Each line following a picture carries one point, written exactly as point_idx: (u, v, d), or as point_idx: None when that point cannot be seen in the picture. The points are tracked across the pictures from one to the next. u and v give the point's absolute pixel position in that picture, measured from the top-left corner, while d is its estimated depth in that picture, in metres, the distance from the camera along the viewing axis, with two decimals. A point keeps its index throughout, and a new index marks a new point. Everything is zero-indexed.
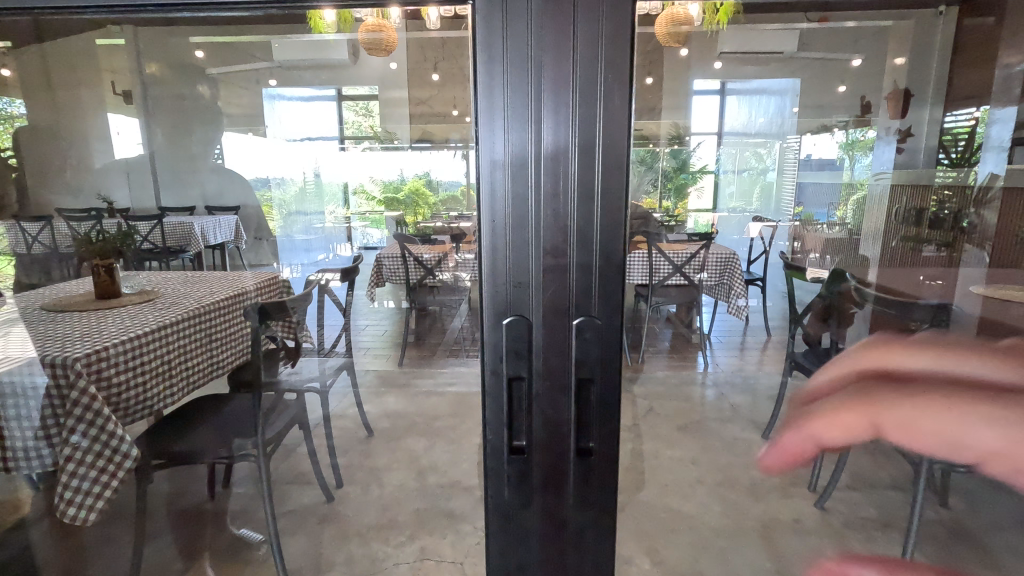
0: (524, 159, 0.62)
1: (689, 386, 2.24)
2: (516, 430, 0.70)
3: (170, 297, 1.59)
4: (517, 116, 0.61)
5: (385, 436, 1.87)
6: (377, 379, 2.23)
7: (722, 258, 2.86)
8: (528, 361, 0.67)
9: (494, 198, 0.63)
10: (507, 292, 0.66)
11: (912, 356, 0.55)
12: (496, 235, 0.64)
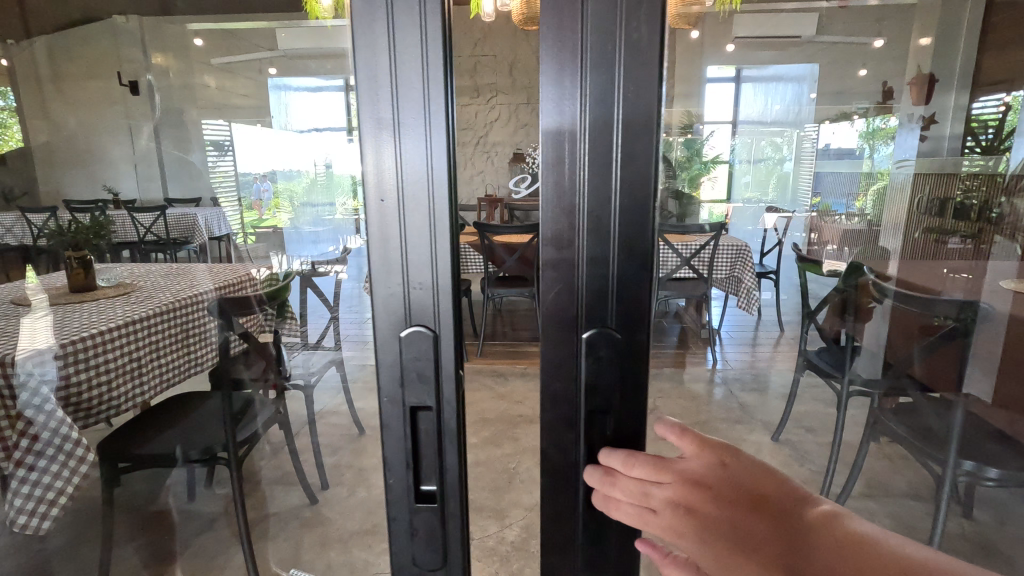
0: (424, 145, 0.50)
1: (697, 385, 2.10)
2: (424, 472, 0.60)
3: (148, 290, 1.53)
4: (410, 85, 0.49)
5: None
6: None
7: (733, 249, 2.79)
8: (435, 386, 0.56)
9: (386, 182, 0.51)
10: (402, 294, 0.54)
11: (695, 508, 0.48)
12: (407, 228, 0.52)
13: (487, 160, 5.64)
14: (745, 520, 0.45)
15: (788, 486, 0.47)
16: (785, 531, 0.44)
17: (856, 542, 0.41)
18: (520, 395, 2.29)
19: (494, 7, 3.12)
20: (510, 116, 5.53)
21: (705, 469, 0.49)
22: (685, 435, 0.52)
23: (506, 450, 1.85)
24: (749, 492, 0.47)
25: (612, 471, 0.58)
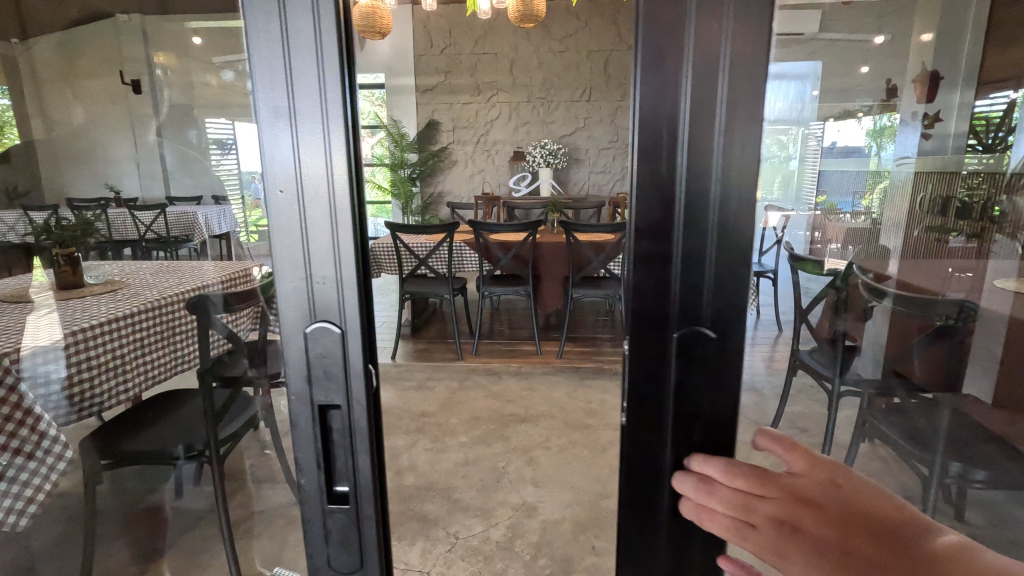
0: (325, 148, 0.54)
1: None
2: (337, 472, 0.63)
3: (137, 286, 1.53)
4: (308, 90, 0.53)
5: None
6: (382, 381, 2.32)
7: None
8: (346, 379, 0.59)
9: (290, 181, 0.55)
10: (307, 288, 0.57)
11: (807, 531, 0.51)
12: (309, 225, 0.56)
13: (487, 160, 5.60)
14: (853, 542, 0.48)
15: (903, 514, 0.49)
16: (901, 556, 0.46)
17: (983, 569, 0.42)
18: (513, 394, 2.27)
19: (490, 6, 3.10)
20: (511, 114, 5.48)
21: (811, 486, 0.53)
22: (790, 455, 0.56)
23: (497, 449, 1.83)
24: (853, 510, 0.50)
25: (708, 478, 0.59)
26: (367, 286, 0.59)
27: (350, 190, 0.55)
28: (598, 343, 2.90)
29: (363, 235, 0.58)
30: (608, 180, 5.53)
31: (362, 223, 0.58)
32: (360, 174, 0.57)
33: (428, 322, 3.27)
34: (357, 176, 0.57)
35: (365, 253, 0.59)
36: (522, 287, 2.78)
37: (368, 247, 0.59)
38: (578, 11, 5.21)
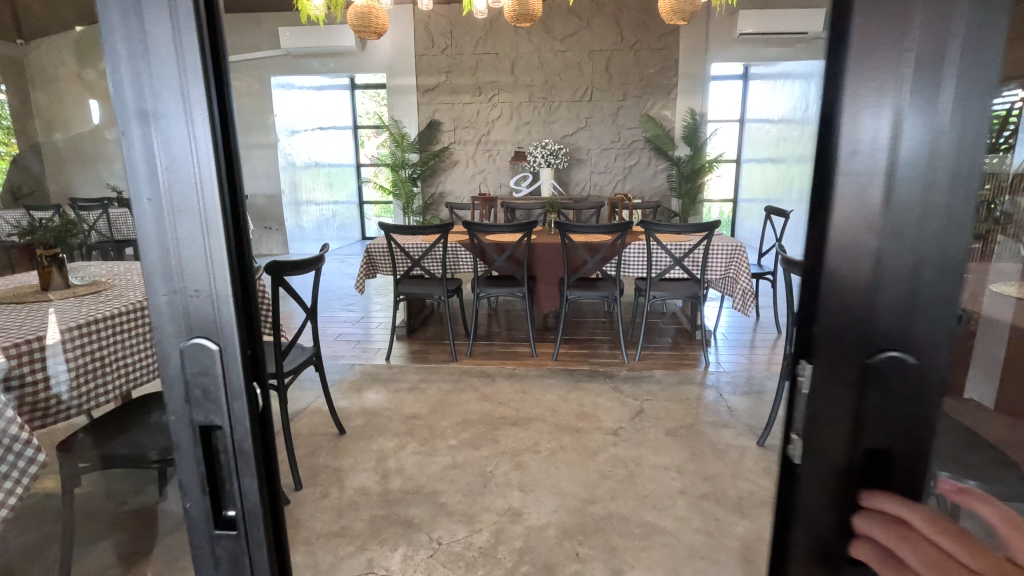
0: (188, 135, 0.44)
1: (688, 404, 2.17)
2: (226, 495, 0.51)
3: None
4: (168, 69, 0.43)
5: (357, 436, 1.93)
6: (380, 386, 2.37)
7: (729, 249, 2.69)
8: (225, 406, 0.48)
9: (150, 183, 0.45)
10: (175, 303, 0.47)
11: None
12: (179, 227, 0.45)
13: (489, 159, 5.58)
14: None
15: None
16: None
17: None
18: (506, 396, 2.25)
19: (485, 6, 3.08)
20: (512, 115, 5.46)
21: None
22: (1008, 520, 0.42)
23: (485, 452, 1.81)
24: None
25: (902, 522, 0.43)
26: (248, 301, 0.49)
27: (222, 191, 0.46)
28: (595, 344, 2.87)
29: (242, 245, 0.48)
30: (611, 180, 5.50)
31: (241, 231, 0.48)
32: (234, 176, 0.48)
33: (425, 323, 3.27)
34: (230, 178, 0.47)
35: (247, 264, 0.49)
36: (517, 289, 2.75)
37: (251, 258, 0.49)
38: (579, 10, 5.18)
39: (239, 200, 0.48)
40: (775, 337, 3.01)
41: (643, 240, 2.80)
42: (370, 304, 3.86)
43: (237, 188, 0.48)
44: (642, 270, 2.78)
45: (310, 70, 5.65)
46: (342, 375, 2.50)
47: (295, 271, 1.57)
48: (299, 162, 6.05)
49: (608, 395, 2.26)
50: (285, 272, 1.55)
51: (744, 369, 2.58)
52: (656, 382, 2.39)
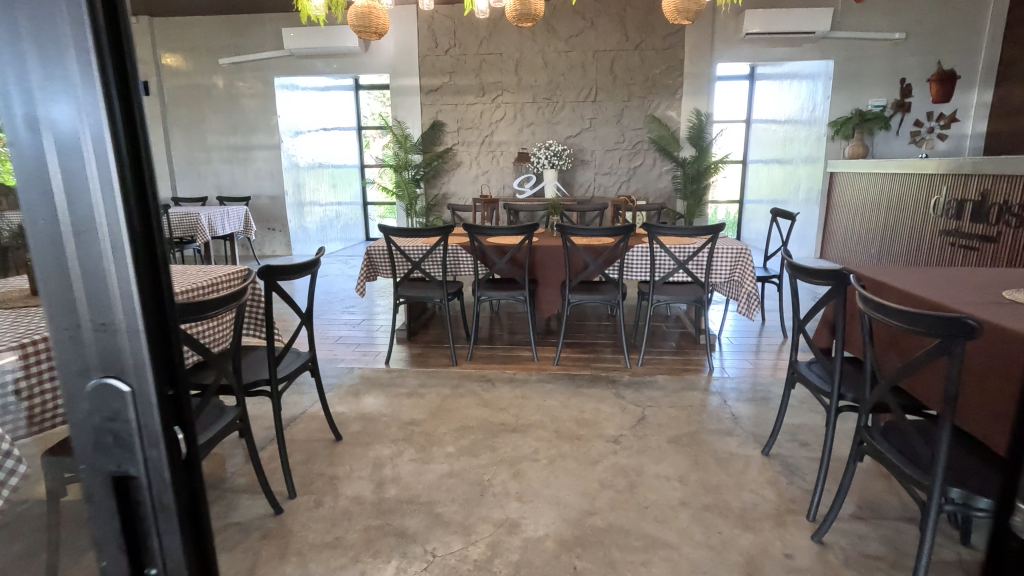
0: (76, 114, 0.32)
1: (692, 411, 2.13)
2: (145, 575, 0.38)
3: None
4: (44, 23, 0.31)
5: (354, 443, 1.90)
6: (378, 391, 2.33)
7: (734, 253, 2.64)
8: (140, 461, 0.36)
9: (29, 177, 0.32)
10: (67, 343, 0.34)
11: None
12: (71, 240, 0.33)
13: (492, 160, 5.55)
14: None
15: None
16: None
17: None
18: (506, 402, 2.21)
19: (487, 6, 3.05)
20: (516, 115, 5.42)
21: None
22: None
23: (483, 461, 1.77)
24: None
25: None
26: (168, 331, 0.36)
27: (126, 192, 0.34)
28: (597, 348, 2.84)
29: (159, 262, 0.36)
30: (615, 181, 5.45)
31: (157, 246, 0.36)
32: (146, 173, 0.36)
33: (426, 326, 3.24)
34: (139, 167, 0.35)
35: (165, 286, 0.37)
36: (519, 293, 2.71)
37: (172, 279, 0.37)
38: (584, 10, 5.14)
39: (154, 205, 0.36)
40: (781, 341, 2.96)
41: (646, 243, 2.75)
42: (371, 306, 3.84)
43: (149, 190, 0.36)
44: (645, 274, 2.73)
45: (312, 71, 5.54)
46: (340, 379, 2.48)
47: (286, 275, 1.52)
48: (303, 163, 6.04)
49: (610, 401, 2.22)
50: (277, 277, 1.50)
51: (748, 374, 2.54)
52: (658, 388, 2.34)
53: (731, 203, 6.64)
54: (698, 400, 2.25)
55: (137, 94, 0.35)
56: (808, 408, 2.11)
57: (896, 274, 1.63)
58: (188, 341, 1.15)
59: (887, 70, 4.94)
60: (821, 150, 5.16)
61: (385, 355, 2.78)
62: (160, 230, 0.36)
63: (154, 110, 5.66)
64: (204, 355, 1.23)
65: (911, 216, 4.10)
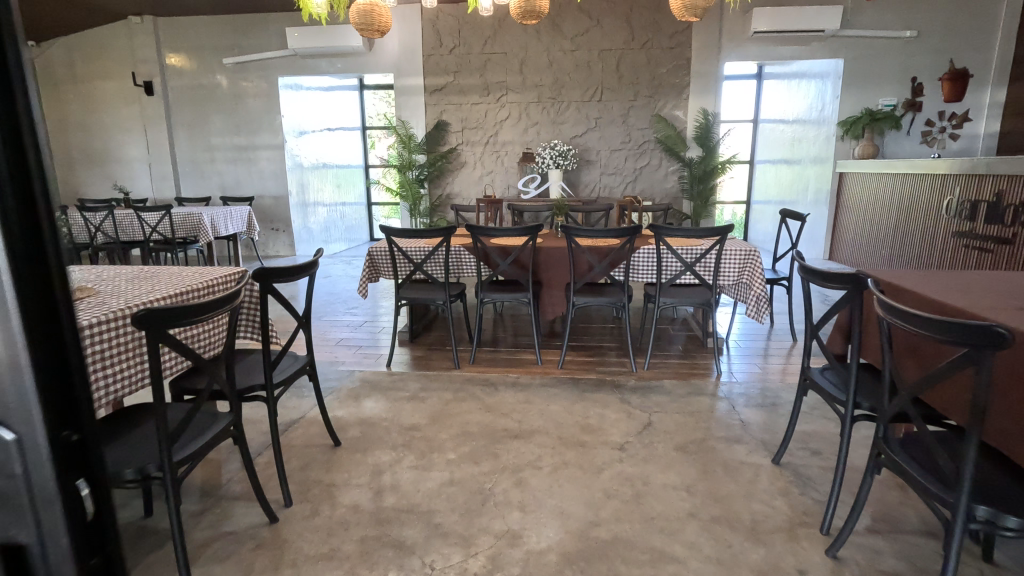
0: None
1: (699, 417, 2.07)
2: None
3: (105, 297, 1.47)
4: None
5: (352, 448, 1.86)
6: (379, 395, 2.29)
7: (742, 255, 2.58)
8: (32, 517, 0.34)
9: None
10: None
11: None
12: None
13: (496, 160, 5.50)
14: None
15: None
16: None
17: None
18: (509, 407, 2.16)
19: (491, 3, 3.00)
20: (521, 115, 5.37)
21: None
22: None
23: (484, 468, 1.72)
24: None
25: None
26: (62, 376, 0.34)
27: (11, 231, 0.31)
28: (602, 351, 2.79)
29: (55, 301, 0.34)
30: (620, 181, 5.39)
31: (51, 281, 0.34)
32: (40, 206, 0.33)
33: (429, 329, 3.19)
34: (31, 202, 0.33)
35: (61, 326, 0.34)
36: (523, 295, 2.66)
37: (71, 317, 0.35)
38: (590, 9, 5.09)
39: (53, 240, 0.34)
40: (791, 345, 2.90)
41: (652, 244, 2.69)
42: (374, 308, 3.80)
43: (46, 225, 0.34)
44: (652, 276, 2.68)
45: (316, 71, 5.50)
46: (340, 383, 2.43)
47: (283, 277, 1.47)
48: (307, 163, 6.02)
49: (615, 407, 2.17)
50: (273, 279, 1.45)
51: (757, 379, 2.48)
52: (664, 394, 2.29)
53: (739, 203, 6.57)
54: (706, 405, 2.20)
55: (26, 132, 0.33)
56: (820, 415, 2.05)
57: (913, 277, 1.57)
58: (173, 344, 1.09)
59: (898, 69, 4.86)
60: (830, 150, 5.08)
61: (387, 358, 2.74)
62: (57, 268, 0.34)
63: (158, 110, 5.65)
64: (192, 359, 1.17)
65: (922, 217, 4.02)
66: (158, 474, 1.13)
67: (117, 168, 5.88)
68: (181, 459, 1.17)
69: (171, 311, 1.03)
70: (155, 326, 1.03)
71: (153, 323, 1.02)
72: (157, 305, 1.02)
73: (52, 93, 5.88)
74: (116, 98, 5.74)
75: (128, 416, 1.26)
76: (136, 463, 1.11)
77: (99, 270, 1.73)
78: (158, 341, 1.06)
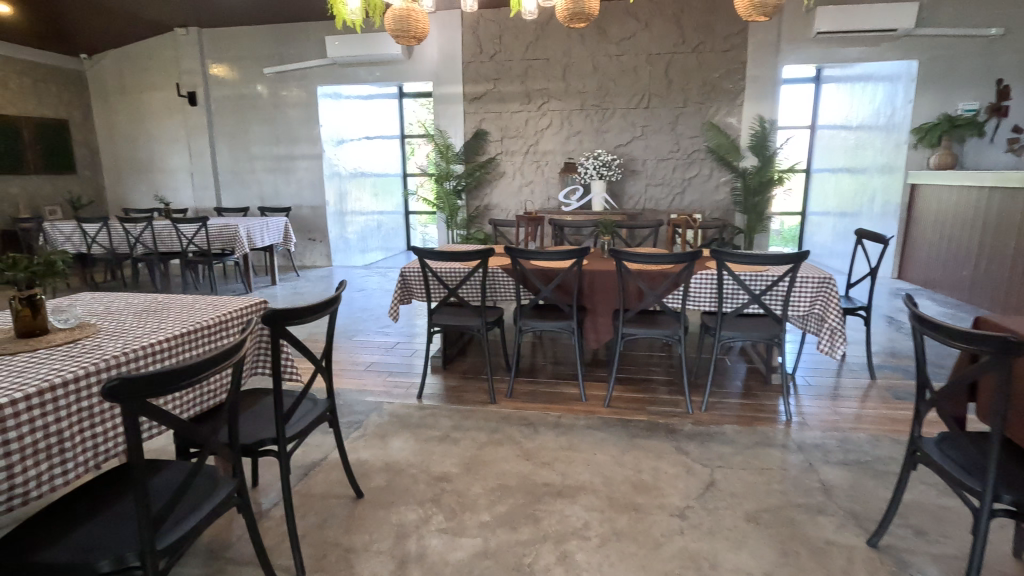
0: None
1: (771, 475, 1.80)
2: None
3: (103, 337, 1.32)
4: None
5: (377, 502, 1.67)
6: (408, 434, 2.10)
7: (816, 284, 2.28)
8: None
9: None
10: None
11: None
12: None
13: (537, 171, 5.29)
14: None
15: None
16: None
17: None
18: (550, 455, 1.93)
19: (535, 6, 2.80)
20: (563, 123, 5.15)
21: None
22: None
23: (523, 536, 1.50)
24: None
25: None
26: None
27: None
28: (652, 387, 2.52)
29: None
30: (668, 193, 5.09)
31: None
32: None
33: (463, 354, 2.99)
34: None
35: None
36: (567, 323, 2.42)
37: None
38: (638, 12, 4.83)
39: None
40: (868, 383, 2.57)
41: (711, 269, 2.41)
42: (409, 326, 3.61)
43: None
44: (713, 305, 2.40)
45: (355, 79, 5.41)
46: (367, 416, 2.25)
47: (298, 318, 1.29)
48: (346, 172, 5.95)
49: (670, 458, 1.90)
50: (287, 321, 1.27)
51: (832, 425, 2.17)
52: (727, 443, 2.00)
53: (794, 214, 6.16)
54: (777, 458, 1.91)
55: None
56: (919, 480, 1.74)
57: None
58: (154, 415, 0.91)
59: (981, 70, 4.42)
60: (900, 159, 4.67)
61: (418, 388, 2.53)
62: None
63: (202, 120, 5.68)
64: (181, 427, 0.99)
65: (1013, 235, 3.59)
66: (140, 564, 0.95)
67: (161, 177, 5.96)
68: (167, 546, 0.99)
69: (152, 379, 0.85)
70: (133, 396, 0.85)
71: (129, 393, 0.84)
72: (133, 373, 0.84)
73: (102, 104, 6.02)
74: (161, 109, 5.81)
75: (114, 485, 1.09)
76: (112, 552, 0.94)
77: (108, 302, 1.60)
78: (137, 413, 0.88)
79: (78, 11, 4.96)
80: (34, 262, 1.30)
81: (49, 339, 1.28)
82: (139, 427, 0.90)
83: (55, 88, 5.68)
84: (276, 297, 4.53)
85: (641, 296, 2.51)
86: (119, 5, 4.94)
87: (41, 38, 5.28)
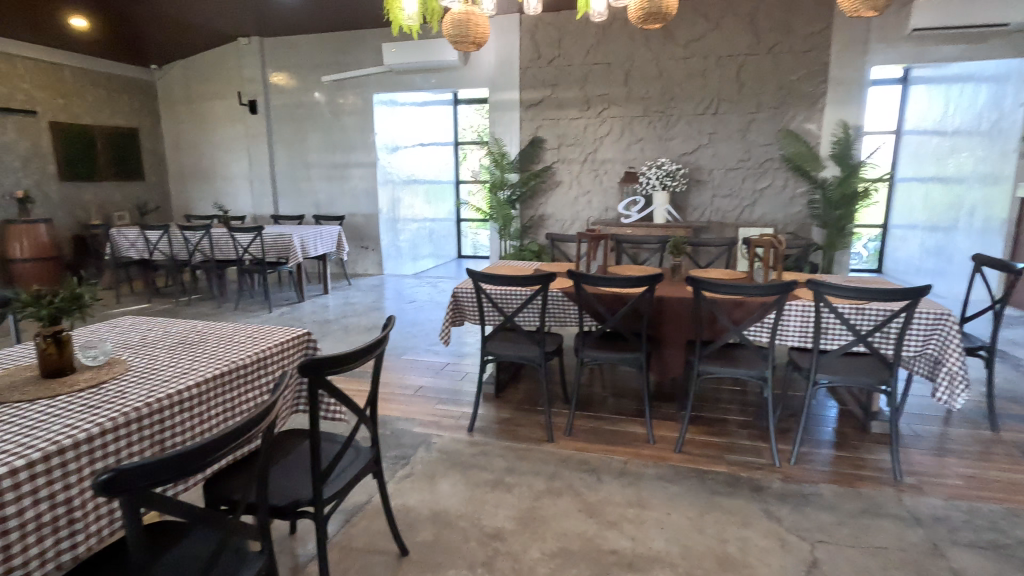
0: None
1: (887, 557, 1.50)
2: None
3: (128, 378, 1.19)
4: None
5: (422, 563, 1.48)
6: (458, 477, 1.91)
7: (931, 323, 1.95)
8: None
9: None
10: None
11: None
12: None
13: (595, 180, 5.04)
14: None
15: None
16: None
17: None
18: (616, 513, 1.69)
19: (604, 7, 2.57)
20: (623, 130, 4.88)
21: None
22: None
23: None
24: None
25: None
26: None
27: None
28: (728, 430, 2.23)
29: None
30: (736, 205, 4.74)
31: None
32: None
33: (516, 380, 2.79)
34: None
35: None
36: (634, 357, 2.18)
37: None
38: (708, 11, 4.52)
39: None
40: (989, 437, 2.19)
41: (805, 300, 2.11)
42: (459, 345, 3.43)
43: None
44: (805, 342, 2.10)
45: (410, 87, 5.33)
46: (414, 452, 2.08)
47: (337, 367, 1.12)
48: (399, 178, 5.89)
49: (759, 526, 1.63)
50: (326, 370, 1.10)
51: (954, 489, 1.83)
52: (826, 509, 1.71)
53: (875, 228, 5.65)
54: (890, 531, 1.61)
55: None
56: None
57: None
58: (159, 505, 0.76)
59: None
60: (1007, 167, 4.14)
61: (468, 420, 2.33)
62: None
63: (261, 128, 5.75)
64: (194, 509, 0.84)
65: None
66: None
67: (222, 185, 6.08)
68: None
69: (154, 469, 0.70)
70: (132, 489, 0.70)
71: (128, 486, 0.69)
72: (134, 462, 0.68)
73: (170, 113, 6.21)
74: (223, 117, 5.92)
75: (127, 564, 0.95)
76: None
77: (141, 333, 1.49)
78: (138, 503, 0.73)
79: (149, 25, 5.10)
80: (58, 297, 1.18)
81: (73, 379, 1.17)
82: (142, 519, 0.75)
83: (128, 98, 5.90)
84: (327, 306, 4.48)
85: (718, 327, 2.24)
86: (188, 18, 5.05)
87: (115, 50, 5.49)
